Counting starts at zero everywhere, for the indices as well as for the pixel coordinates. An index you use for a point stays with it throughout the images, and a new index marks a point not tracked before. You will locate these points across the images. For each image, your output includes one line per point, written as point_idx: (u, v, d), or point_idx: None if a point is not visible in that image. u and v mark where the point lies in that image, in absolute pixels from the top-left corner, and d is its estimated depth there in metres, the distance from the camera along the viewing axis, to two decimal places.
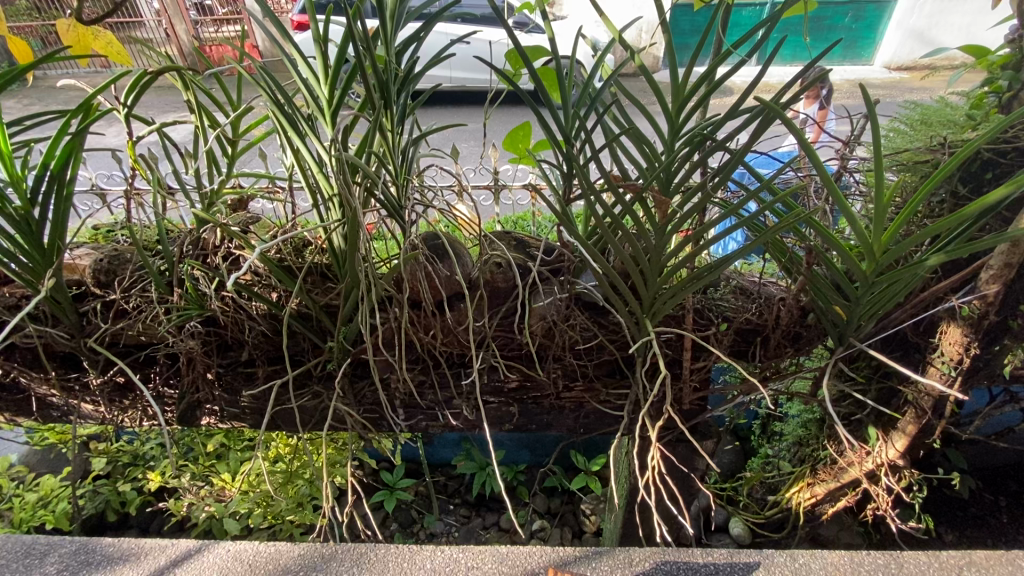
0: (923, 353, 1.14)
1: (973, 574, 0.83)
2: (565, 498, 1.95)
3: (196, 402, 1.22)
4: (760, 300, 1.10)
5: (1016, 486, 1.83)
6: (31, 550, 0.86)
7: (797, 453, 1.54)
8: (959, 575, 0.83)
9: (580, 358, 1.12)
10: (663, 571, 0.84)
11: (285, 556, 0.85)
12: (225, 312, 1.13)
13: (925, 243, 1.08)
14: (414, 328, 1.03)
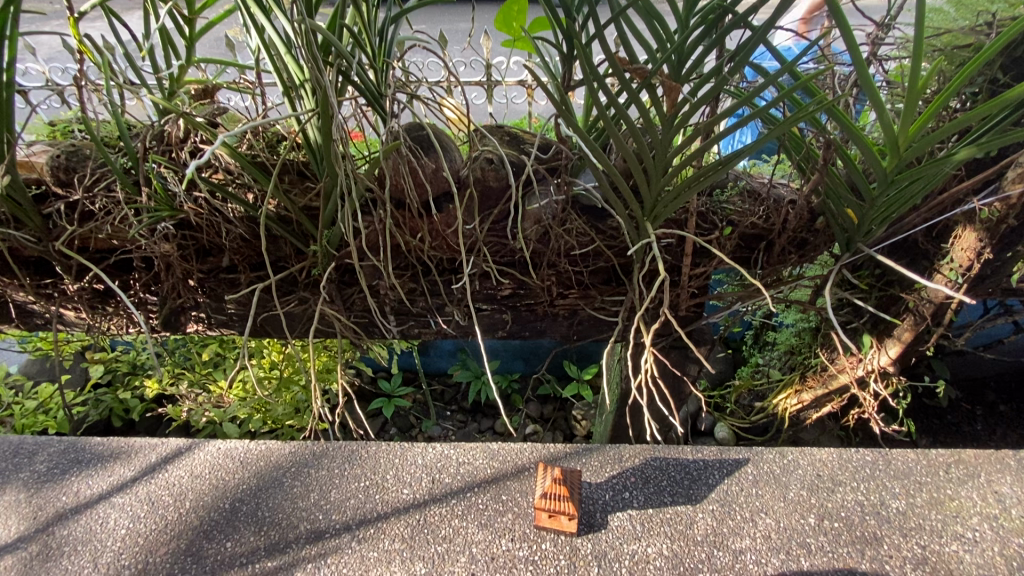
0: (931, 260, 1.10)
1: (959, 471, 0.84)
2: (558, 406, 2.01)
3: (179, 308, 1.19)
4: (768, 203, 1.04)
5: (993, 396, 1.89)
6: (21, 448, 0.86)
7: (788, 361, 1.55)
8: (945, 472, 0.84)
9: (576, 264, 1.08)
10: (653, 466, 0.86)
11: (276, 453, 0.86)
12: (200, 215, 1.06)
13: (951, 139, 1.01)
14: (401, 230, 0.97)
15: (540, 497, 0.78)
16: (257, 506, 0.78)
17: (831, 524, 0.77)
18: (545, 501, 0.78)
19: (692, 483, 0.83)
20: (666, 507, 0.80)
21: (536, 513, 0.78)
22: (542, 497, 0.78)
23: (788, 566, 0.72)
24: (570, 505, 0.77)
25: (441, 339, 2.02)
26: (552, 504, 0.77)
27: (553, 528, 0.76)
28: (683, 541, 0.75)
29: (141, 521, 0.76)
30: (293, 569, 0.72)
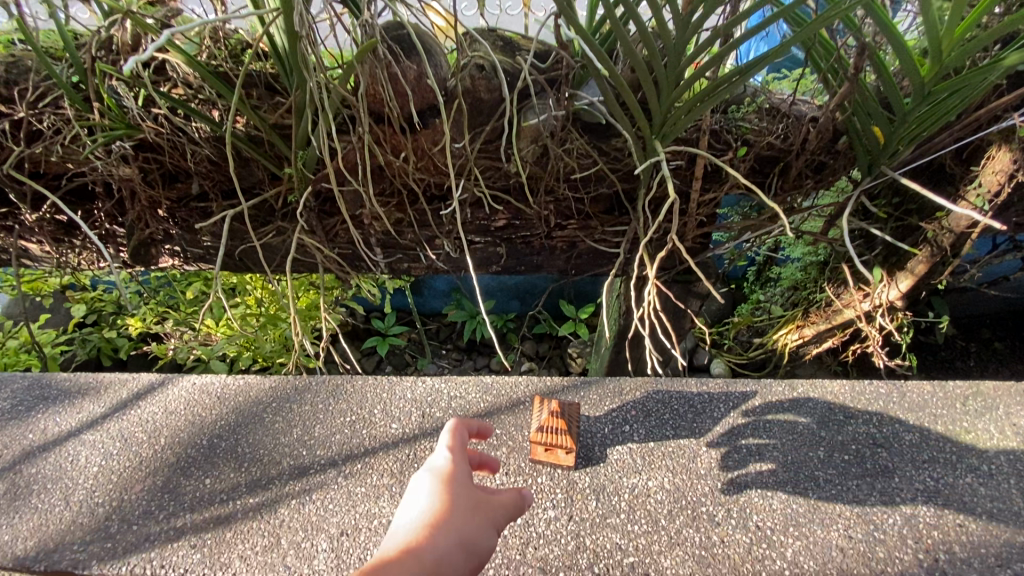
0: (957, 185, 1.02)
1: (977, 403, 0.81)
2: (553, 344, 1.98)
3: (149, 240, 1.12)
4: (788, 120, 0.94)
5: (988, 333, 1.87)
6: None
7: (790, 297, 1.50)
8: (964, 404, 0.81)
9: (576, 189, 0.99)
10: (656, 399, 0.83)
11: (256, 388, 0.84)
12: (160, 135, 0.96)
13: (996, 46, 0.90)
14: (383, 150, 0.88)
15: (538, 432, 0.75)
16: (237, 442, 0.77)
17: (840, 456, 0.75)
18: (543, 437, 0.75)
19: (696, 416, 0.81)
20: (668, 440, 0.78)
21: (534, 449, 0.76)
22: (540, 432, 0.75)
23: (794, 500, 0.71)
24: (569, 440, 0.74)
25: (434, 278, 1.95)
26: (550, 439, 0.75)
27: (552, 462, 0.75)
28: (685, 475, 0.74)
29: (114, 458, 0.75)
30: (276, 506, 0.70)
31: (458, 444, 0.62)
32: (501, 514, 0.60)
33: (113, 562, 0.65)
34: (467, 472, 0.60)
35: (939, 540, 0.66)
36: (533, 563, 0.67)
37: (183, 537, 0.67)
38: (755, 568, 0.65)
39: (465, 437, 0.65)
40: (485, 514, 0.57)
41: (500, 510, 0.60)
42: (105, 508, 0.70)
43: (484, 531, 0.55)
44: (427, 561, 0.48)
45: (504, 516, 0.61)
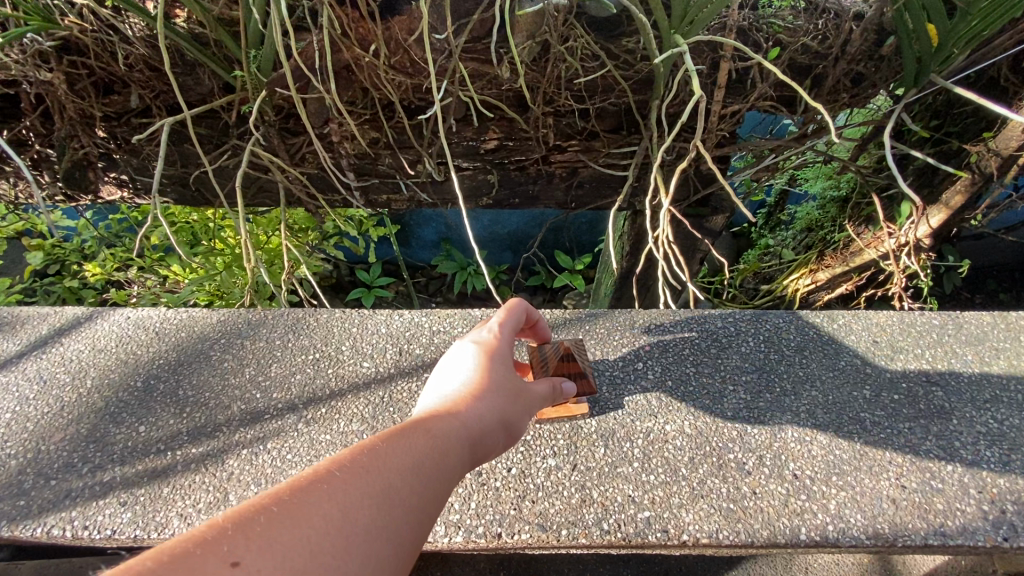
0: (1012, 100, 0.89)
1: None
2: (546, 296, 1.87)
3: (88, 165, 0.97)
4: (828, 16, 0.81)
5: (994, 285, 1.77)
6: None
7: (804, 239, 1.39)
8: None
9: (580, 101, 0.86)
10: (673, 333, 0.75)
11: (201, 322, 0.75)
12: (86, 30, 0.80)
13: None
14: (351, 43, 0.73)
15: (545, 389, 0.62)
16: (177, 384, 0.69)
17: (890, 397, 0.68)
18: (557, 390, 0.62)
19: (721, 351, 0.73)
20: (690, 379, 0.70)
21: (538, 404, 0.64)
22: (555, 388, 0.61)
23: (837, 446, 0.64)
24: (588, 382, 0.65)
25: (421, 226, 1.81)
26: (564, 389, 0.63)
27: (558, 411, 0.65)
28: (709, 418, 0.67)
29: (29, 404, 0.68)
30: (224, 456, 0.63)
31: (508, 320, 0.54)
32: (541, 398, 0.53)
33: (26, 523, 0.58)
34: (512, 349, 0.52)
35: (1006, 490, 0.60)
36: (530, 519, 0.60)
37: (112, 493, 0.60)
38: (793, 521, 0.58)
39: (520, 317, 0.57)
40: (526, 393, 0.50)
41: (540, 394, 0.53)
42: (18, 461, 0.62)
43: (524, 407, 0.48)
44: (470, 425, 0.41)
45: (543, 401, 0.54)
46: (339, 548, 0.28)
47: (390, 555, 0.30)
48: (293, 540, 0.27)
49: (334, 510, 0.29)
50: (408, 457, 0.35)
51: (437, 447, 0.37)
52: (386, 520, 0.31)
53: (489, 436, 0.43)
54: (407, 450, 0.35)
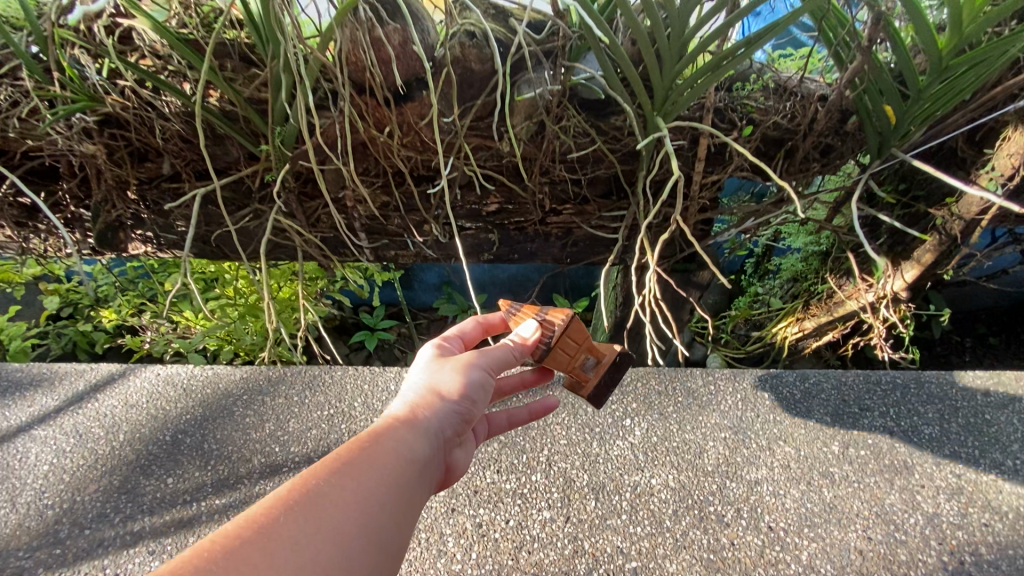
0: (969, 169, 0.97)
1: (995, 393, 0.83)
2: None
3: (119, 225, 1.05)
4: (796, 98, 0.89)
5: (983, 328, 1.82)
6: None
7: (790, 289, 1.47)
8: (980, 394, 0.83)
9: (572, 171, 0.94)
10: (657, 391, 0.83)
11: (225, 380, 0.85)
12: (127, 108, 0.89)
13: (1014, 21, 0.85)
14: (367, 125, 0.82)
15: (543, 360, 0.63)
16: (203, 438, 0.77)
17: (855, 452, 0.75)
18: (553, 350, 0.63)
19: (701, 410, 0.80)
20: (673, 435, 0.77)
21: (581, 381, 0.64)
22: (542, 348, 0.63)
23: (808, 499, 0.70)
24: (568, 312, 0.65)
25: (424, 270, 1.88)
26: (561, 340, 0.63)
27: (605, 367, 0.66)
28: (691, 472, 0.73)
29: (67, 457, 0.76)
30: (244, 507, 0.69)
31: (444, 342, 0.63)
32: (493, 356, 0.59)
33: (61, 570, 0.63)
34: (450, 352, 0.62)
35: (964, 541, 0.65)
36: (526, 569, 0.64)
37: (142, 542, 0.65)
38: (768, 572, 0.63)
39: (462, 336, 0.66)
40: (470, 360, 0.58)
41: (490, 353, 0.59)
42: (56, 511, 0.69)
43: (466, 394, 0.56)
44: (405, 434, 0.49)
45: (501, 361, 0.60)
46: (282, 556, 0.35)
47: (330, 551, 0.37)
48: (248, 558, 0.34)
49: (277, 530, 0.36)
50: (338, 471, 0.42)
51: (368, 455, 0.45)
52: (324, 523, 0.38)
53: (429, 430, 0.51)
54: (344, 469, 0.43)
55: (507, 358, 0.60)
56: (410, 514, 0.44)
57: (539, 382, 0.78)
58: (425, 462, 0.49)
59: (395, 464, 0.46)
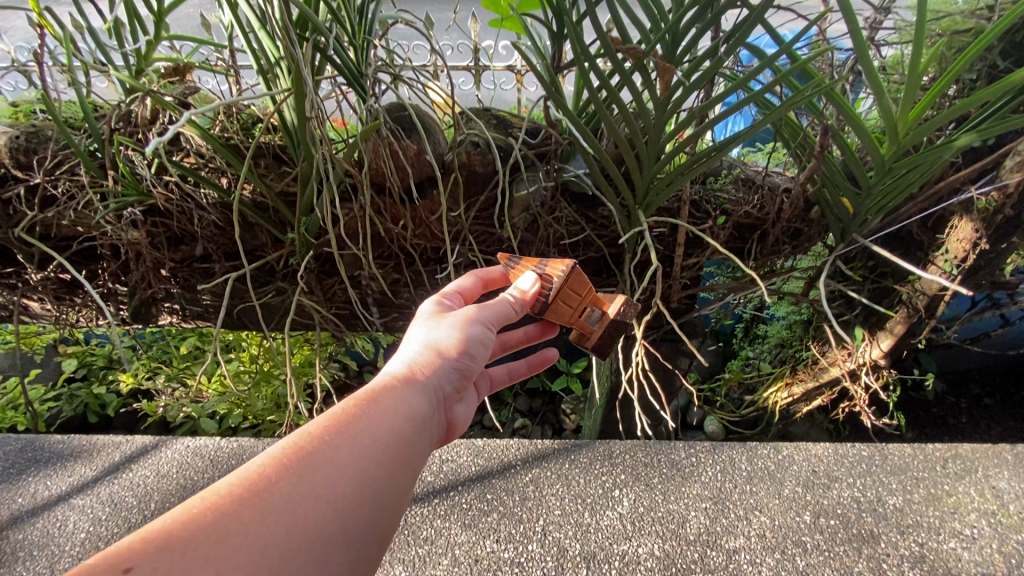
0: (926, 251, 1.07)
1: (955, 464, 0.90)
2: (546, 399, 1.87)
3: (150, 299, 1.15)
4: (763, 191, 1.01)
5: (977, 389, 1.85)
6: (39, 455, 0.95)
7: (778, 354, 1.53)
8: (941, 465, 0.90)
9: (565, 254, 1.05)
10: (644, 462, 0.90)
11: (250, 452, 0.93)
12: (170, 200, 1.00)
13: (949, 126, 0.97)
14: (384, 218, 0.94)
15: (548, 313, 0.74)
16: None
17: (826, 522, 0.80)
18: (555, 302, 0.74)
19: (683, 480, 0.87)
20: (659, 505, 0.83)
21: (581, 326, 0.76)
22: (544, 298, 0.73)
23: (783, 567, 0.74)
24: (567, 263, 0.74)
25: None
26: (561, 290, 0.73)
27: (608, 316, 0.77)
28: (675, 541, 0.78)
29: (101, 525, 0.82)
30: None
31: (440, 304, 0.73)
32: (490, 312, 0.70)
33: None
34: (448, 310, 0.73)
35: None
36: None
37: None
38: None
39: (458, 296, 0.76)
40: (469, 317, 0.69)
41: (489, 309, 0.70)
42: None
43: (455, 357, 0.67)
44: (398, 397, 0.59)
45: (500, 316, 0.71)
46: (290, 509, 0.45)
47: (329, 503, 0.47)
48: (263, 510, 0.45)
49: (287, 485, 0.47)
50: (338, 432, 0.53)
51: (364, 418, 0.55)
52: (324, 479, 0.48)
53: (422, 391, 0.62)
54: (342, 432, 0.53)
55: (504, 311, 0.71)
56: (401, 467, 0.55)
57: (541, 337, 0.94)
58: (417, 420, 0.59)
59: (386, 427, 0.56)
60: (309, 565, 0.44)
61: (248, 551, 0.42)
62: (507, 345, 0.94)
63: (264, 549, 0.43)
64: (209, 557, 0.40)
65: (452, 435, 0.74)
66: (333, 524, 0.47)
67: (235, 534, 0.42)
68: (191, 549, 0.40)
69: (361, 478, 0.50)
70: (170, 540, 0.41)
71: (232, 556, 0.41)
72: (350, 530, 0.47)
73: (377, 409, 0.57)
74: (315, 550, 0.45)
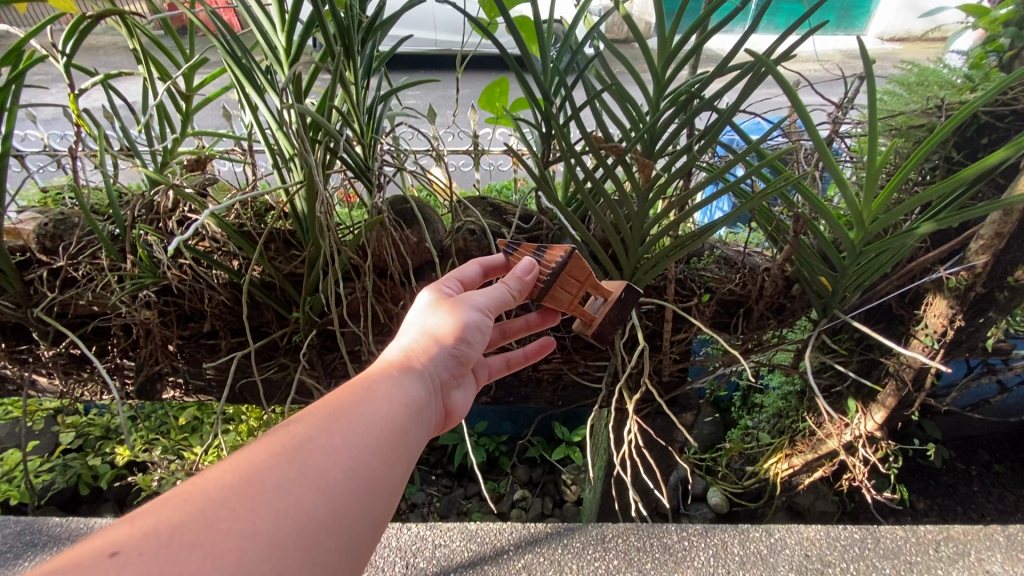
0: (906, 325, 1.11)
1: (948, 547, 0.91)
2: (546, 469, 1.84)
3: (156, 374, 1.18)
4: (744, 270, 1.07)
5: (987, 456, 1.81)
6: (35, 539, 0.96)
7: (776, 424, 1.53)
8: (935, 548, 0.91)
9: (557, 328, 1.12)
10: (636, 547, 0.91)
11: None
12: (182, 281, 1.06)
13: (914, 211, 1.03)
14: (385, 299, 1.00)
15: (546, 297, 0.82)
16: None
17: None
18: (553, 289, 0.81)
19: (677, 564, 0.88)
20: None
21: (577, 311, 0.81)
22: (543, 286, 0.80)
23: None
24: (566, 250, 0.79)
25: None
26: (558, 279, 0.80)
27: (607, 304, 0.82)
28: None
29: None
30: None
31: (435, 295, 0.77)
32: (485, 299, 0.75)
33: None
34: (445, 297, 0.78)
35: None
36: None
37: None
38: None
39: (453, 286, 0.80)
40: (465, 304, 0.74)
41: (485, 295, 0.75)
42: None
43: (447, 347, 0.71)
44: (390, 388, 0.63)
45: (498, 301, 0.75)
46: (280, 499, 0.48)
47: (320, 490, 0.50)
48: (254, 500, 0.47)
49: (278, 473, 0.50)
50: (331, 421, 0.56)
51: (356, 407, 0.59)
52: (316, 467, 0.51)
53: (415, 380, 0.66)
54: (333, 424, 0.56)
55: (503, 296, 0.75)
56: (394, 454, 0.58)
57: (543, 324, 0.95)
58: (411, 407, 0.63)
59: (379, 415, 0.59)
60: (301, 555, 0.47)
61: (234, 537, 0.45)
62: (508, 334, 0.97)
63: (251, 535, 0.45)
64: (196, 543, 0.43)
65: (451, 421, 0.79)
66: (324, 511, 0.50)
67: (223, 520, 0.45)
68: (177, 536, 0.43)
69: (353, 465, 0.54)
70: (158, 528, 0.44)
71: (218, 541, 0.44)
72: (341, 517, 0.50)
73: (371, 399, 0.61)
74: (306, 537, 0.48)
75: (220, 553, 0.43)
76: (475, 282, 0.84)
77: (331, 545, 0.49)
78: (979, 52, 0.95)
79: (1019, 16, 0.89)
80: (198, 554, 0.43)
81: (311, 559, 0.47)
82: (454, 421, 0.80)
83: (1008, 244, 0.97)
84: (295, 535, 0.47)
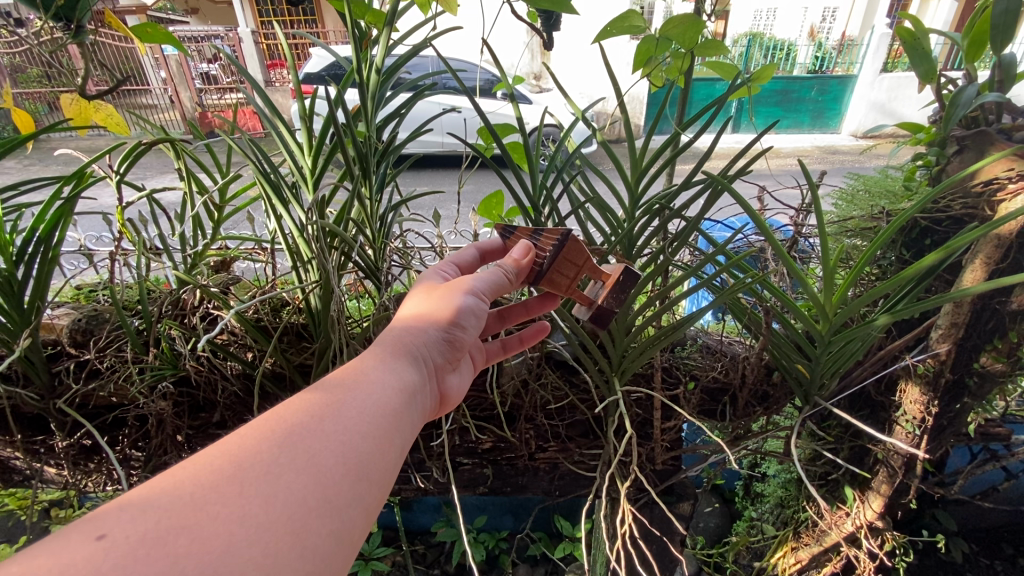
0: (888, 411, 1.16)
1: None
2: (549, 568, 1.77)
3: (163, 465, 1.22)
4: (725, 360, 1.16)
5: (1010, 549, 1.75)
6: None
7: (780, 515, 1.51)
8: None
9: (552, 417, 1.17)
10: None
11: None
12: (199, 372, 1.12)
13: (877, 303, 1.12)
14: None
15: (544, 280, 0.83)
16: None
17: None
18: (550, 272, 0.83)
19: None
20: None
21: (574, 293, 0.82)
22: (540, 269, 0.82)
23: None
24: (561, 233, 0.79)
25: (421, 508, 1.79)
26: (555, 262, 0.81)
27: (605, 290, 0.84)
28: None
29: None
30: None
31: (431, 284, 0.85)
32: (482, 283, 0.81)
33: None
34: (442, 280, 0.87)
35: None
36: None
37: None
38: None
39: (449, 273, 0.89)
40: (462, 289, 0.80)
41: (482, 280, 0.81)
42: None
43: (439, 333, 0.78)
44: (381, 372, 0.69)
45: (493, 286, 0.80)
46: (271, 482, 0.53)
47: (309, 473, 0.56)
48: (245, 484, 0.53)
49: (271, 456, 0.56)
50: (322, 408, 0.62)
51: (347, 393, 0.65)
52: (307, 452, 0.57)
53: (407, 366, 0.72)
54: (323, 412, 0.61)
55: (498, 280, 0.80)
56: (383, 437, 0.63)
57: (544, 308, 0.97)
58: (403, 392, 0.69)
59: (370, 401, 0.65)
60: (290, 535, 0.51)
61: (226, 521, 0.50)
62: (507, 319, 1.01)
63: (240, 519, 0.50)
64: (187, 526, 0.48)
65: (448, 404, 0.86)
66: (316, 495, 0.55)
67: (213, 505, 0.50)
68: (169, 521, 0.48)
69: (341, 451, 0.59)
70: (148, 514, 0.48)
71: (209, 526, 0.49)
72: (330, 500, 0.55)
73: (363, 386, 0.66)
74: (295, 520, 0.52)
75: (210, 535, 0.48)
76: (471, 264, 0.95)
77: (321, 526, 0.54)
78: (912, 166, 1.09)
79: (941, 138, 1.00)
80: (191, 536, 0.48)
81: (300, 541, 0.52)
82: (451, 403, 0.87)
83: (968, 332, 1.05)
84: (284, 519, 0.52)
